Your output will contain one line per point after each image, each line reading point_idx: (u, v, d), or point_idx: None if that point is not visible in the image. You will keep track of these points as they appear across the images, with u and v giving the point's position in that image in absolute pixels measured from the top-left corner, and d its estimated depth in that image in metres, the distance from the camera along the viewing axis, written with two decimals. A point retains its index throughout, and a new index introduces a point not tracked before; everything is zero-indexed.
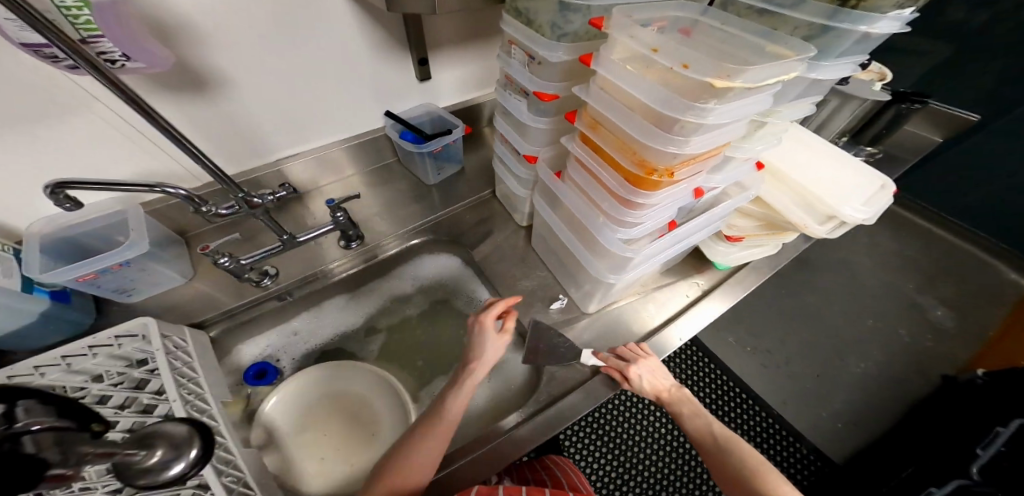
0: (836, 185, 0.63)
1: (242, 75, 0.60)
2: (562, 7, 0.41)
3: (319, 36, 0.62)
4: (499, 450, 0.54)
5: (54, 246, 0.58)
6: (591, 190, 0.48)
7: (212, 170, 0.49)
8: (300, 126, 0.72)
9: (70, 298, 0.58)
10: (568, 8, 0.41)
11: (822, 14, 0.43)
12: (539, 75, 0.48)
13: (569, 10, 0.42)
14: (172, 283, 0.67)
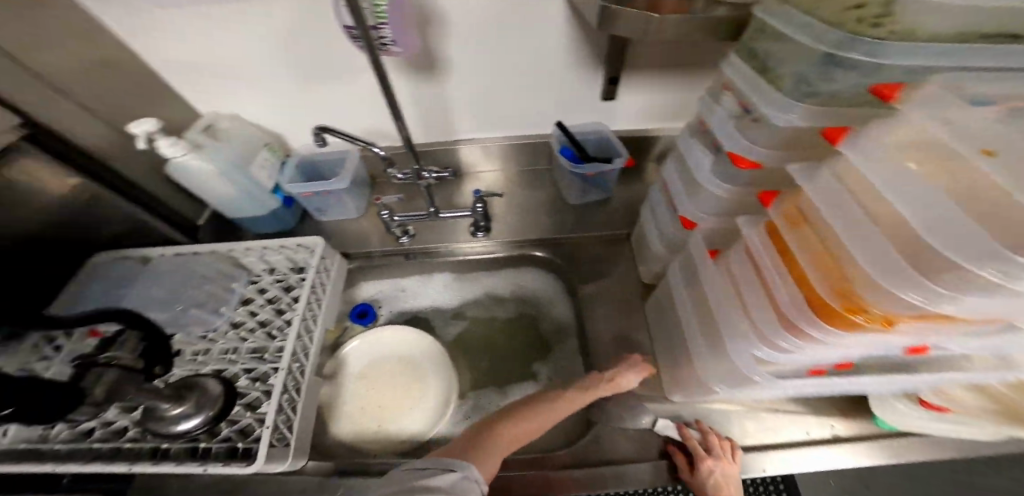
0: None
1: (457, 67, 0.68)
2: (828, 61, 0.30)
3: (525, 41, 0.64)
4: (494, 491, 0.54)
5: (304, 165, 0.80)
6: (751, 291, 0.39)
7: (408, 144, 0.60)
8: (480, 115, 0.78)
9: (293, 203, 0.81)
10: (841, 63, 0.29)
11: None
12: (745, 133, 0.38)
13: (839, 66, 0.30)
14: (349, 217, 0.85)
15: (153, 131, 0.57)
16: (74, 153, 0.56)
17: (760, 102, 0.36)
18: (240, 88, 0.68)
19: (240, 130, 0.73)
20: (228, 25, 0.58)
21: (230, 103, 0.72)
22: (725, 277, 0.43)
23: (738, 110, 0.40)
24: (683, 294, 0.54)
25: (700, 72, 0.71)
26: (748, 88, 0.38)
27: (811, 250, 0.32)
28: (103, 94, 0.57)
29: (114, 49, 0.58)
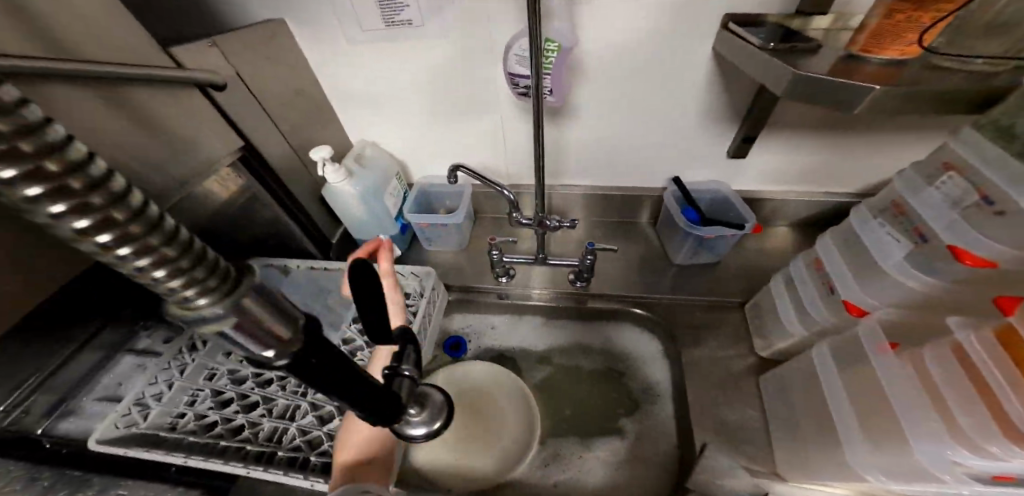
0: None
1: (587, 110, 0.71)
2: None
3: (664, 99, 0.67)
4: None
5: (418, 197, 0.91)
6: (955, 398, 0.36)
7: (541, 195, 0.65)
8: (597, 163, 0.81)
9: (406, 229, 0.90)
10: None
11: None
12: (978, 228, 0.37)
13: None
14: (452, 248, 0.92)
15: (326, 157, 0.69)
16: (263, 168, 0.65)
17: (1012, 191, 0.34)
18: (398, 114, 0.79)
19: (382, 158, 0.84)
20: (392, 59, 0.69)
21: (382, 132, 0.83)
22: (909, 374, 0.40)
23: (966, 199, 0.38)
24: (835, 381, 0.49)
25: (848, 139, 0.68)
26: (991, 174, 0.37)
27: None
28: (293, 119, 0.69)
29: (307, 82, 0.72)
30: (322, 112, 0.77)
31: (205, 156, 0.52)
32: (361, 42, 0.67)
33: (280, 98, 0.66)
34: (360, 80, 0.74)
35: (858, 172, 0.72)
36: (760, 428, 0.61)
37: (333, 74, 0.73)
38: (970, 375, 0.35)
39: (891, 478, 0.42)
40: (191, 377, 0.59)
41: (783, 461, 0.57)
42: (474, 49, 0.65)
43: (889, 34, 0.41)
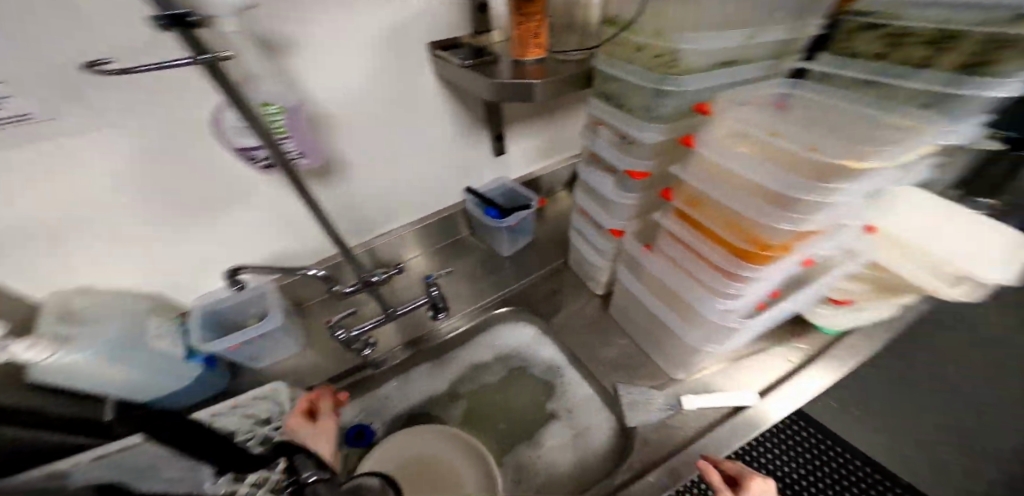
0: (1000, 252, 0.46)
1: (356, 162, 0.69)
2: (658, 92, 0.41)
3: (421, 126, 0.72)
4: None
5: (208, 318, 0.68)
6: (686, 265, 0.48)
7: (349, 251, 0.59)
8: (396, 203, 0.81)
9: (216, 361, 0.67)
10: (665, 91, 0.40)
11: (938, 82, 0.37)
12: (631, 153, 0.49)
13: (665, 94, 0.41)
14: (291, 351, 0.77)
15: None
16: None
17: (633, 129, 0.46)
18: (113, 245, 0.55)
19: (112, 303, 0.58)
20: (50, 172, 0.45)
21: (94, 275, 0.56)
22: (662, 263, 0.52)
23: (614, 139, 0.51)
24: (636, 285, 0.61)
25: (560, 115, 0.90)
26: (611, 117, 0.49)
27: (716, 220, 0.43)
28: None
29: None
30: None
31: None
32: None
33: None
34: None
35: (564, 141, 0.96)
36: (625, 351, 0.75)
37: None
38: (681, 246, 0.48)
39: (715, 342, 0.53)
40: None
41: (664, 364, 0.70)
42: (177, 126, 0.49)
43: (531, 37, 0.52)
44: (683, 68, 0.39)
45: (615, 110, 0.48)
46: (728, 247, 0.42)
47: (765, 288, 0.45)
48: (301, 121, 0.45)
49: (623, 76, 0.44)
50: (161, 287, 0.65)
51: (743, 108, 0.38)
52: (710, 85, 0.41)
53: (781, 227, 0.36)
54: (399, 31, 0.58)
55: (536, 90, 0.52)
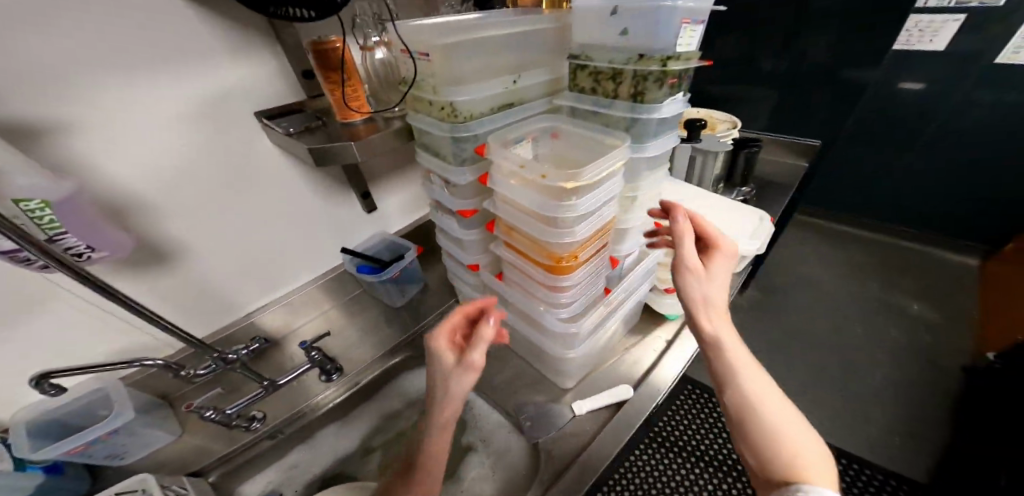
0: (728, 227, 0.64)
1: (199, 241, 0.63)
2: (455, 138, 0.46)
3: (269, 192, 0.68)
4: None
5: (39, 432, 0.51)
6: (524, 285, 0.53)
7: (204, 344, 0.50)
8: (258, 277, 0.73)
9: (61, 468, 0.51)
10: (459, 136, 0.46)
11: (627, 109, 0.44)
12: (457, 195, 0.53)
13: (461, 141, 0.47)
14: (167, 439, 0.59)
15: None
16: None
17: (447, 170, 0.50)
18: None
19: None
20: None
21: None
22: (511, 288, 0.56)
23: (443, 183, 0.55)
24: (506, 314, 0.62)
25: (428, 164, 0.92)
26: (430, 163, 0.53)
27: (525, 243, 0.48)
28: None
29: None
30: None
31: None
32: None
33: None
34: None
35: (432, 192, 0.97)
36: (521, 371, 0.71)
37: None
38: (516, 270, 0.53)
39: (570, 346, 0.54)
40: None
41: (553, 376, 0.67)
42: None
43: (346, 99, 0.53)
44: (464, 115, 0.45)
45: (434, 157, 0.52)
46: (539, 264, 0.47)
47: (588, 290, 0.51)
48: (82, 207, 0.41)
49: (423, 129, 0.49)
50: None
51: (514, 149, 0.44)
52: (495, 126, 0.48)
53: (558, 240, 0.42)
54: (223, 100, 0.58)
55: (356, 149, 0.51)
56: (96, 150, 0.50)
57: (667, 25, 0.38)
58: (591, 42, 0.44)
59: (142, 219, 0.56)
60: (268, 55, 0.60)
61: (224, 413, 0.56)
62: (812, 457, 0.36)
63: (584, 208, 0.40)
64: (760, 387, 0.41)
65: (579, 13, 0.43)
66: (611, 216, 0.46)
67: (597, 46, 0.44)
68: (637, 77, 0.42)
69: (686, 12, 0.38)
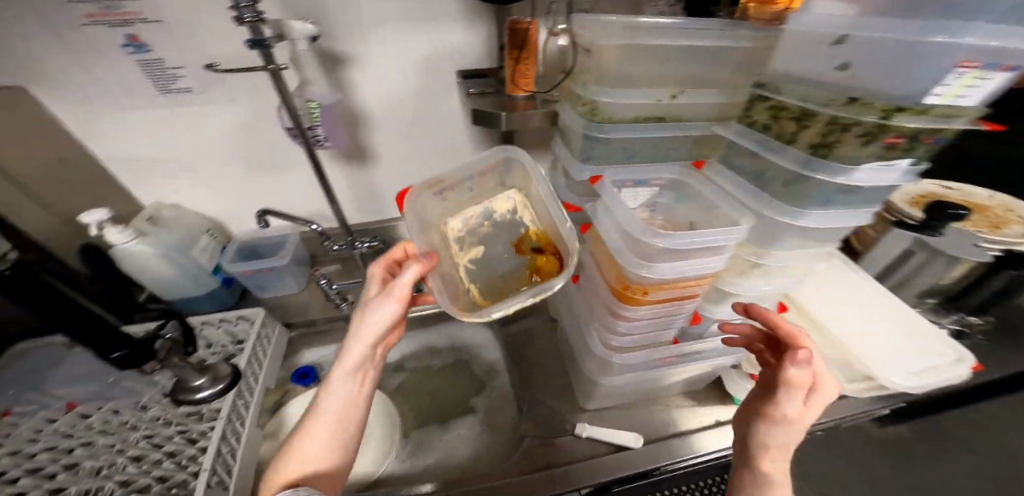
0: (881, 345, 0.55)
1: (385, 158, 0.83)
2: (585, 137, 0.48)
3: (443, 137, 0.84)
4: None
5: (242, 248, 0.80)
6: (592, 298, 0.52)
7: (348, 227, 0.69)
8: (408, 194, 0.92)
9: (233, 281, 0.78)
10: (589, 137, 0.47)
11: (799, 161, 0.37)
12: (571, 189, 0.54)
13: (590, 139, 0.47)
14: (291, 290, 0.84)
15: (103, 220, 0.57)
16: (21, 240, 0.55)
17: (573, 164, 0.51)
18: (182, 171, 0.70)
19: (186, 216, 0.73)
20: (166, 121, 0.63)
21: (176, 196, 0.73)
22: (579, 291, 0.56)
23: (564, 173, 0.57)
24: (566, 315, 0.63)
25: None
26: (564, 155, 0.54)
27: (606, 258, 0.46)
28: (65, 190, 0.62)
29: (72, 157, 0.61)
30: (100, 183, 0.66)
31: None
32: (132, 111, 0.61)
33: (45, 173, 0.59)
34: (137, 143, 0.64)
35: None
36: (554, 372, 0.73)
37: (103, 146, 0.63)
38: (590, 278, 0.52)
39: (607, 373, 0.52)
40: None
41: (579, 392, 0.67)
42: (247, 92, 0.62)
43: (517, 77, 0.62)
44: (606, 117, 0.45)
45: (567, 149, 0.55)
46: (611, 283, 0.46)
47: (649, 335, 0.48)
48: (333, 114, 0.60)
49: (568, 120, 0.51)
50: (220, 218, 0.79)
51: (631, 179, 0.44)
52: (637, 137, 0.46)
53: (635, 270, 0.40)
54: (442, 57, 0.72)
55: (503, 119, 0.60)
56: (354, 75, 0.70)
57: (933, 65, 0.28)
58: (795, 68, 0.37)
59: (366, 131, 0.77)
60: (481, 29, 0.70)
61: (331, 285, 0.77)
62: None
63: (677, 245, 0.37)
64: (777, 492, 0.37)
65: (796, 30, 0.36)
66: (708, 273, 0.40)
67: (799, 74, 0.37)
68: (833, 124, 0.34)
69: (968, 55, 0.27)
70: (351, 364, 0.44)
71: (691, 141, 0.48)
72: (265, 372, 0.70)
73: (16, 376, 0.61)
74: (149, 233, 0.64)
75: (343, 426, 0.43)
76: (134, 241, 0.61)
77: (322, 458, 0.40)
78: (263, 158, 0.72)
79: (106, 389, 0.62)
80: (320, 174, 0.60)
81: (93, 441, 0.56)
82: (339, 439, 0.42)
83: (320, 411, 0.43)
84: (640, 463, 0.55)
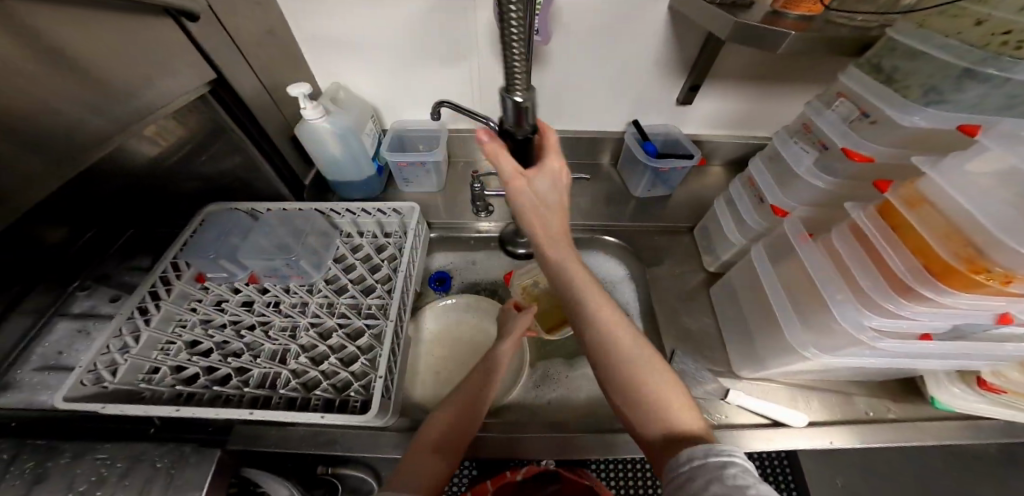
0: None
1: (563, 56, 0.72)
2: (964, 75, 0.35)
3: (637, 43, 0.69)
4: (582, 443, 0.66)
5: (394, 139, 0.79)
6: (858, 266, 0.44)
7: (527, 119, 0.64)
8: (565, 109, 0.83)
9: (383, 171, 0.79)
10: (975, 76, 0.35)
11: None
12: (863, 135, 0.43)
13: (973, 78, 0.35)
14: (428, 190, 0.88)
15: (306, 95, 0.53)
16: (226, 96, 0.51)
17: (885, 106, 0.40)
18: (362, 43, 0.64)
19: (358, 101, 0.71)
20: None
21: (346, 73, 0.69)
22: (821, 253, 0.49)
23: (852, 115, 0.44)
24: (769, 275, 0.58)
25: (775, 88, 0.75)
26: (870, 93, 0.42)
27: (929, 226, 0.36)
28: (272, 53, 0.57)
29: (277, 26, 0.58)
30: (289, 55, 0.62)
31: (149, 101, 0.39)
32: None
33: (250, 38, 0.52)
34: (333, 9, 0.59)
35: (772, 119, 0.81)
36: (703, 325, 0.73)
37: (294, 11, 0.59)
38: (861, 245, 0.44)
39: (823, 349, 0.50)
40: (162, 327, 0.62)
41: (735, 356, 0.67)
42: None
43: None
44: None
45: (881, 82, 0.42)
46: (928, 258, 0.36)
47: (927, 320, 0.42)
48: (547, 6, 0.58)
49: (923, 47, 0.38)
50: (382, 101, 0.75)
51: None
52: None
53: (1017, 254, 0.30)
54: None
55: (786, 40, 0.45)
56: None
57: None
58: None
59: (559, 25, 0.67)
60: None
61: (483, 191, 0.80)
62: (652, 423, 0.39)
63: None
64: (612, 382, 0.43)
65: None
66: None
67: None
68: None
69: None
70: (469, 385, 0.59)
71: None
72: (407, 257, 0.71)
73: (211, 239, 0.65)
74: (333, 111, 0.62)
75: (459, 415, 0.55)
76: (321, 117, 0.58)
77: (436, 427, 0.54)
78: (442, 48, 0.66)
79: (278, 271, 0.67)
80: (528, 74, 0.56)
81: (272, 321, 0.66)
82: (458, 429, 0.54)
83: (444, 411, 0.56)
84: (796, 442, 0.59)
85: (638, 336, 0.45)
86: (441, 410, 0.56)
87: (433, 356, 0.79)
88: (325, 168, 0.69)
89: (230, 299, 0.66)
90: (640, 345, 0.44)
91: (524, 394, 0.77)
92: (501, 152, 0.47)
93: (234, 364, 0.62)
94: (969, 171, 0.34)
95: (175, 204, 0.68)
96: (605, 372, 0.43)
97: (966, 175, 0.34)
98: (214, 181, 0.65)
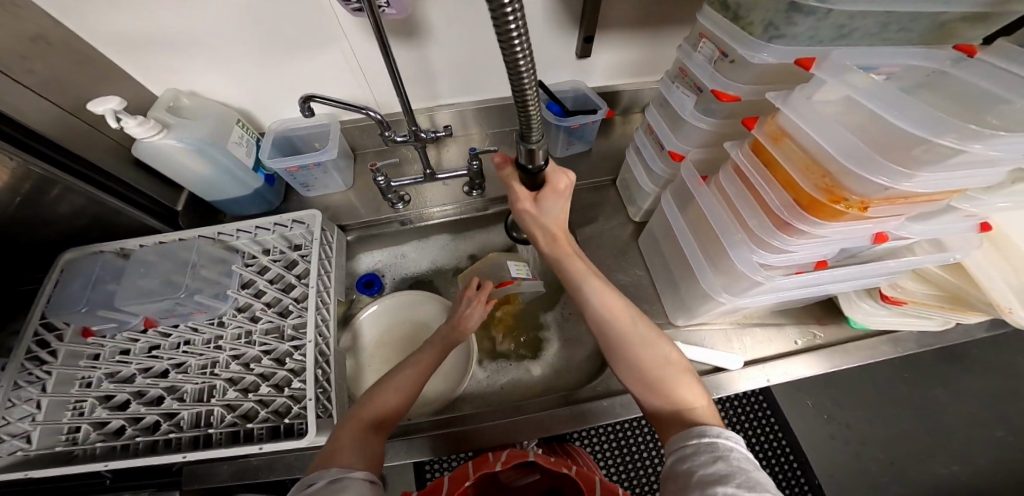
0: None
1: (442, 25, 0.65)
2: (791, 8, 0.32)
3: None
4: (538, 421, 0.66)
5: (279, 142, 0.72)
6: (746, 206, 0.42)
7: (406, 104, 0.58)
8: (463, 79, 0.76)
9: (276, 180, 0.73)
10: (802, 10, 0.32)
11: None
12: (725, 73, 0.40)
13: (800, 11, 0.32)
14: (337, 189, 0.81)
15: (118, 110, 0.47)
16: (8, 127, 0.45)
17: (735, 44, 0.37)
18: (196, 45, 0.56)
19: (213, 108, 0.63)
20: None
21: (191, 80, 0.61)
22: (714, 197, 0.47)
23: (714, 56, 0.41)
24: (678, 222, 0.56)
25: (670, 29, 0.72)
26: (724, 30, 0.38)
27: (794, 160, 0.34)
28: (55, 69, 0.49)
29: (46, 29, 0.49)
30: (95, 71, 0.53)
31: None
32: None
33: (14, 57, 0.45)
34: (140, 14, 0.51)
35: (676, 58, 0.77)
36: (637, 281, 0.72)
37: (86, 22, 0.51)
38: (744, 185, 0.42)
39: (732, 292, 0.49)
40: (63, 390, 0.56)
41: (669, 306, 0.67)
42: None
43: None
44: None
45: (729, 18, 0.38)
46: (796, 193, 0.35)
47: (813, 251, 0.41)
48: None
49: None
50: (251, 103, 0.67)
51: (860, 64, 0.31)
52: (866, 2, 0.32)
53: (872, 181, 0.29)
54: None
55: None
56: None
57: None
58: None
59: None
60: None
61: (392, 183, 0.75)
62: (663, 405, 0.42)
63: (988, 153, 0.24)
64: (623, 372, 0.46)
65: None
66: (968, 186, 0.29)
67: None
68: None
69: None
70: (420, 358, 0.55)
71: (941, 22, 0.35)
72: (316, 267, 0.67)
73: (78, 291, 0.59)
74: (175, 124, 0.55)
75: (404, 393, 0.51)
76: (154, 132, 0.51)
77: (379, 402, 0.49)
78: (291, 35, 0.58)
79: (177, 309, 0.62)
80: (386, 56, 0.50)
81: (188, 362, 0.60)
82: (396, 401, 0.50)
83: (386, 386, 0.51)
84: (739, 384, 0.60)
85: (636, 314, 0.47)
86: (386, 387, 0.51)
87: (381, 360, 0.76)
88: (199, 188, 0.63)
89: (133, 349, 0.60)
90: (640, 324, 0.47)
91: (475, 381, 0.77)
92: (514, 178, 0.49)
93: (160, 414, 0.58)
94: (815, 102, 0.32)
95: (42, 254, 0.62)
96: (610, 348, 0.47)
97: (815, 104, 0.32)
98: (66, 228, 0.58)
